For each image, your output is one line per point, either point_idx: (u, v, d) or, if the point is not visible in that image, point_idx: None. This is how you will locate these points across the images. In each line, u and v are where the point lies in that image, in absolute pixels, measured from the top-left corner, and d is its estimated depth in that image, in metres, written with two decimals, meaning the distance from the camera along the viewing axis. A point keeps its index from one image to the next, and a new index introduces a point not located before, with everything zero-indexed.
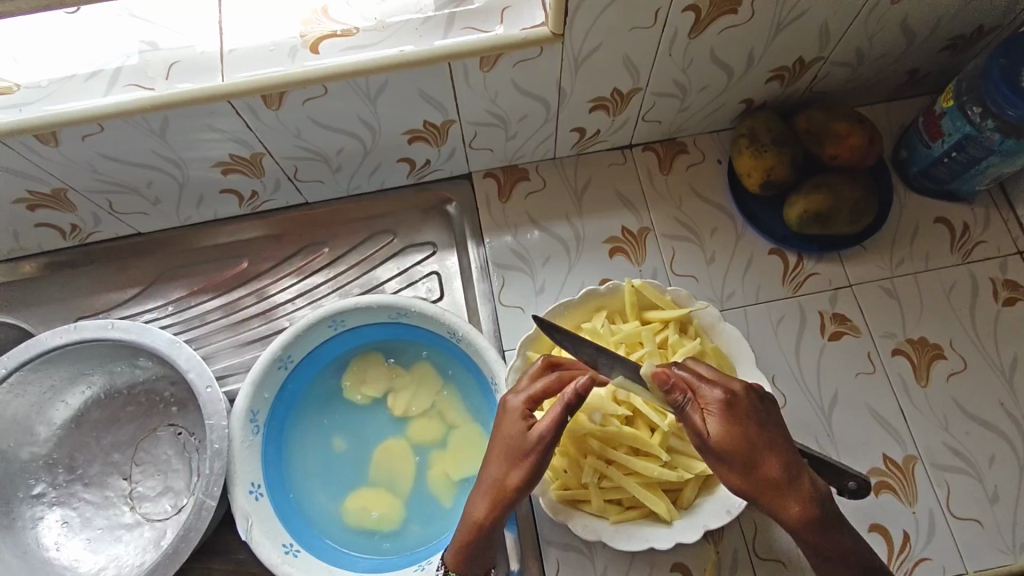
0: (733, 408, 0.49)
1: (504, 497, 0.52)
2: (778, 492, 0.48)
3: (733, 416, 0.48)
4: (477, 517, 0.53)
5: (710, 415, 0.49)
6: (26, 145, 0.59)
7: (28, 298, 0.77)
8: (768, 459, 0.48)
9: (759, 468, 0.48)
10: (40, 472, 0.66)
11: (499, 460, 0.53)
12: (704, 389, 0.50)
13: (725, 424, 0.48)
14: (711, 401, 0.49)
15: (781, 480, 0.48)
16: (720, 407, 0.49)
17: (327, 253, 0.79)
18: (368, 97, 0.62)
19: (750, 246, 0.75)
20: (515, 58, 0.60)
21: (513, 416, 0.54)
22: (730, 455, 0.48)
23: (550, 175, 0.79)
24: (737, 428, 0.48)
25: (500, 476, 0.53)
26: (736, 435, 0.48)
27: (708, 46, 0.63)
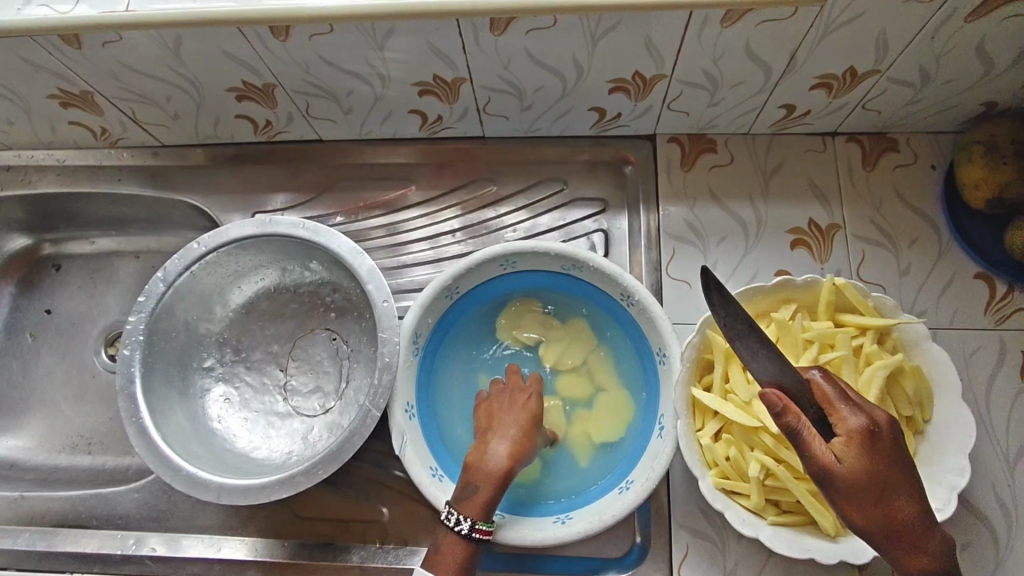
0: (874, 440, 0.46)
1: (524, 445, 0.56)
2: (903, 535, 0.45)
3: (872, 449, 0.45)
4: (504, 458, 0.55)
5: (845, 442, 0.45)
6: (259, 35, 0.60)
7: (211, 184, 0.81)
8: (899, 499, 0.45)
9: (887, 506, 0.45)
10: (211, 347, 0.71)
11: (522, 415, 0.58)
12: (846, 414, 0.47)
13: (861, 455, 0.45)
14: (851, 427, 0.46)
15: (908, 523, 0.45)
16: (860, 437, 0.45)
17: (493, 192, 0.78)
18: (592, 37, 0.59)
19: (954, 265, 0.68)
20: (763, 17, 0.55)
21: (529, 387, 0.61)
22: (859, 491, 0.44)
23: (739, 151, 0.74)
24: (872, 462, 0.45)
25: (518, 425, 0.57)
26: (870, 469, 0.45)
27: (980, 34, 0.56)
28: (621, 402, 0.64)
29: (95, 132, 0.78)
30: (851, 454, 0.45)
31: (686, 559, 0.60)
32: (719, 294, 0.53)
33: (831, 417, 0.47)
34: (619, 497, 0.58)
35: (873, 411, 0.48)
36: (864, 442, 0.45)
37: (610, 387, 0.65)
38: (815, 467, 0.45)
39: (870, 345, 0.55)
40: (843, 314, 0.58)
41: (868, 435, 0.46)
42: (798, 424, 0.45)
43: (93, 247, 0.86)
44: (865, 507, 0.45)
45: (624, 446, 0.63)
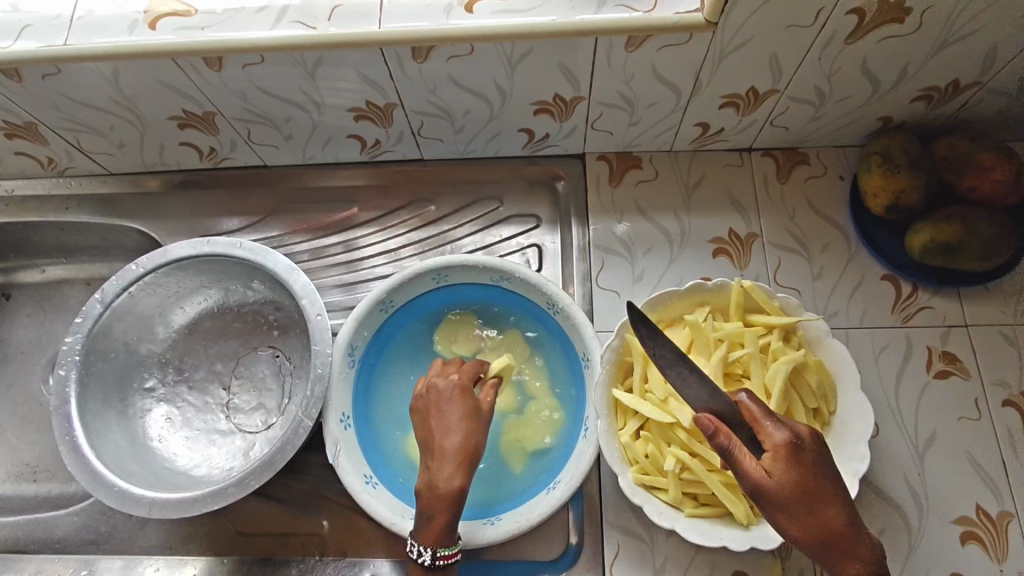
0: (800, 452, 0.47)
1: (473, 459, 0.56)
2: (838, 544, 0.45)
3: (797, 460, 0.47)
4: (456, 483, 0.54)
5: (772, 456, 0.47)
6: (193, 66, 0.63)
7: (158, 210, 0.83)
8: (829, 508, 0.46)
9: (819, 515, 0.46)
10: (153, 368, 0.73)
11: (470, 429, 0.57)
12: (770, 429, 0.48)
13: (788, 467, 0.46)
14: (774, 441, 0.48)
15: (839, 529, 0.46)
16: (785, 450, 0.47)
17: (432, 211, 0.81)
18: (509, 63, 0.63)
19: (862, 267, 0.72)
20: (662, 42, 0.60)
21: (453, 392, 0.59)
22: (787, 503, 0.45)
23: (663, 167, 0.79)
24: (798, 473, 0.46)
25: (463, 443, 0.56)
26: (797, 480, 0.46)
27: (862, 55, 0.61)
28: (551, 408, 0.67)
29: (42, 162, 0.80)
30: (777, 466, 0.46)
31: (617, 559, 0.62)
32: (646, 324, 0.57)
33: (759, 434, 0.49)
34: (548, 495, 0.60)
35: (797, 426, 0.50)
36: (788, 455, 0.47)
37: (541, 394, 0.68)
38: (746, 484, 0.47)
39: (776, 342, 0.59)
40: (753, 314, 0.62)
41: (792, 448, 0.47)
42: (728, 443, 0.47)
43: (43, 275, 0.87)
44: (799, 519, 0.46)
45: (554, 451, 0.65)
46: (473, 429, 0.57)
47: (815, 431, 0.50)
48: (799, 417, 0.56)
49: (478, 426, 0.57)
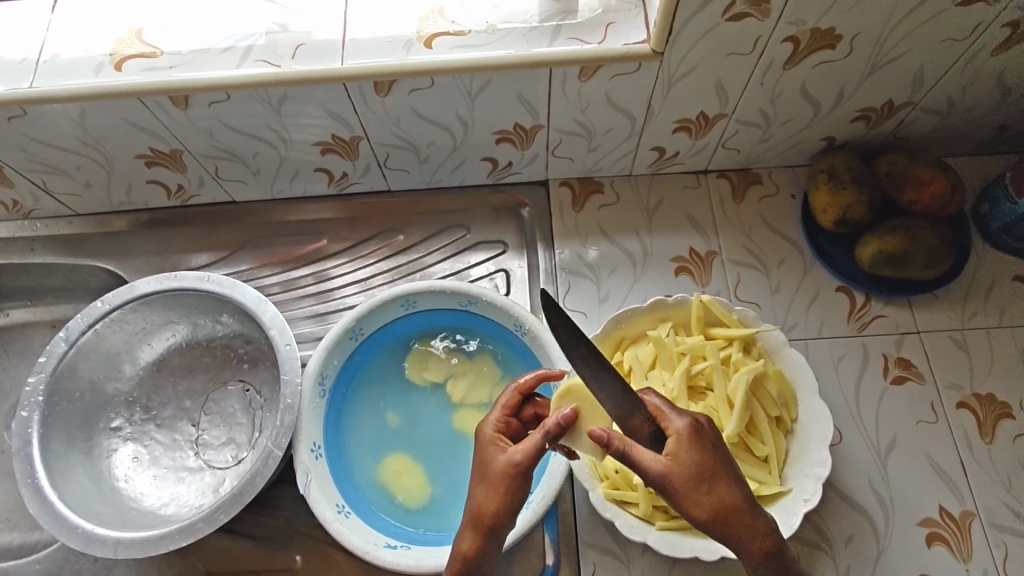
0: (703, 437, 0.45)
1: (484, 524, 0.48)
2: (743, 524, 0.44)
3: (699, 443, 0.45)
4: (463, 548, 0.49)
5: (675, 442, 0.45)
6: (160, 105, 0.64)
7: (126, 249, 0.83)
8: (730, 488, 0.44)
9: (722, 497, 0.44)
10: (120, 407, 0.72)
11: (484, 490, 0.49)
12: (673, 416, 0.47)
13: (689, 452, 0.45)
14: (676, 428, 0.46)
15: (742, 509, 0.44)
16: (685, 435, 0.46)
17: (401, 240, 0.83)
18: (469, 95, 0.66)
19: (817, 280, 0.75)
20: (613, 71, 0.63)
21: (486, 442, 0.52)
22: (689, 484, 0.44)
23: (624, 191, 0.81)
24: (700, 456, 0.44)
25: (478, 505, 0.49)
26: (701, 463, 0.44)
27: (800, 79, 0.65)
28: None
29: (7, 205, 0.80)
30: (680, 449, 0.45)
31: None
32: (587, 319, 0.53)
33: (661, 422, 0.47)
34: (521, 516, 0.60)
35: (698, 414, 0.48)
36: (691, 438, 0.45)
37: None
38: (648, 469, 0.44)
39: (736, 354, 0.61)
40: (713, 328, 0.64)
41: (693, 432, 0.46)
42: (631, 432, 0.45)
43: (7, 318, 0.86)
44: (700, 499, 0.44)
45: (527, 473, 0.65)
46: (491, 490, 0.49)
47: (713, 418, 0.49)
48: (762, 425, 0.58)
49: (493, 488, 0.49)
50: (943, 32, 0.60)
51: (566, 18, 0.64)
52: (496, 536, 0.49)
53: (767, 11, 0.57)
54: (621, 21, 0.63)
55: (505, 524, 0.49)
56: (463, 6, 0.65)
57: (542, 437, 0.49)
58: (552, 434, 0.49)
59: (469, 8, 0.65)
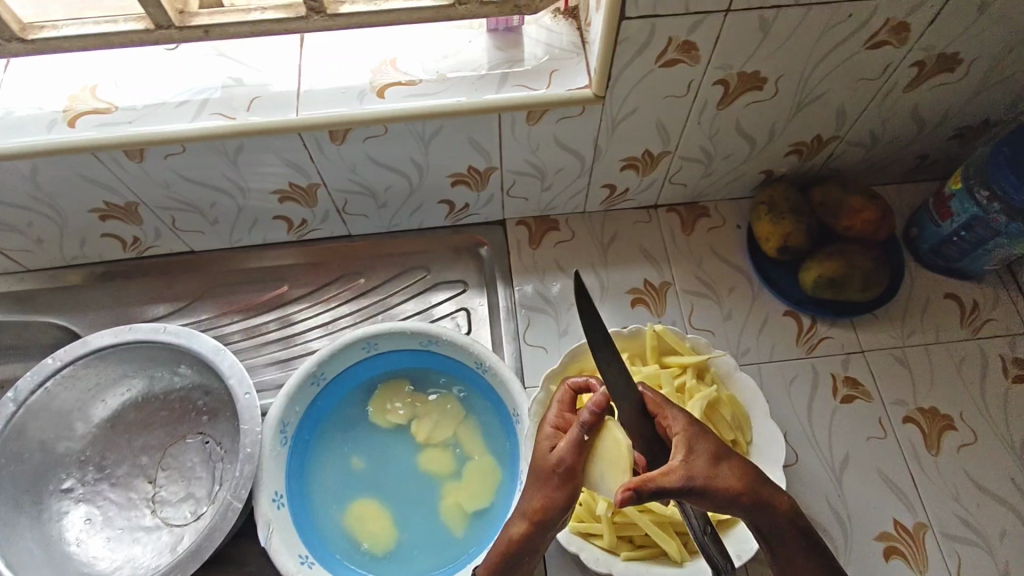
0: (702, 423, 0.48)
1: (540, 519, 0.49)
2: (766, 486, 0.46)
3: (701, 429, 0.47)
4: (513, 533, 0.51)
5: (685, 436, 0.46)
6: (114, 159, 0.65)
7: (80, 304, 0.82)
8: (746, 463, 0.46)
9: (745, 474, 0.45)
10: (71, 467, 0.70)
11: (534, 486, 0.50)
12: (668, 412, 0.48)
13: (700, 441, 0.46)
14: (678, 422, 0.47)
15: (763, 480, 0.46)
16: (690, 427, 0.47)
17: (362, 284, 0.84)
18: (423, 141, 0.68)
19: (766, 306, 0.78)
20: (559, 115, 0.66)
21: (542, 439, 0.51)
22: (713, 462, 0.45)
23: (579, 228, 0.84)
24: (711, 442, 0.46)
25: (530, 498, 0.50)
26: (715, 446, 0.46)
27: (734, 118, 0.70)
28: (487, 468, 0.68)
29: None
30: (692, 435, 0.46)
31: None
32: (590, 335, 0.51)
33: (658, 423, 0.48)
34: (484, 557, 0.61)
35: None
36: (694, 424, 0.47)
37: (477, 454, 0.69)
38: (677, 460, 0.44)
39: (690, 381, 0.63)
40: (668, 357, 0.66)
41: (693, 422, 0.47)
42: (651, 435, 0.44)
43: None
44: (728, 471, 0.45)
45: (493, 511, 0.66)
46: (542, 485, 0.49)
47: None
48: None
49: (540, 484, 0.49)
50: (859, 72, 0.65)
51: (512, 67, 0.67)
52: (548, 529, 0.49)
53: (696, 57, 0.61)
54: (564, 68, 0.67)
55: (556, 518, 0.49)
56: (413, 57, 0.68)
57: (580, 431, 0.48)
58: (589, 425, 0.48)
59: (420, 59, 0.68)
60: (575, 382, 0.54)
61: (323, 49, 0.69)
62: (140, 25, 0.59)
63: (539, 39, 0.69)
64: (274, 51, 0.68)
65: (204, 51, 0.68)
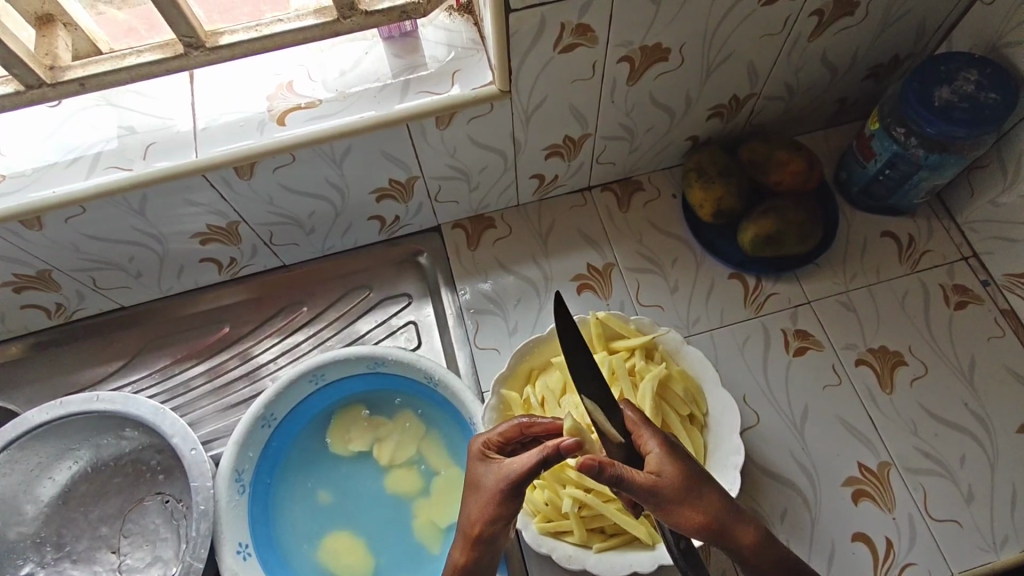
0: (674, 442, 0.48)
1: (477, 539, 0.49)
2: (727, 521, 0.47)
3: (678, 456, 0.47)
4: (457, 557, 0.51)
5: (659, 458, 0.47)
6: (13, 230, 0.62)
7: (13, 380, 0.79)
8: (712, 494, 0.47)
9: (710, 503, 0.46)
10: (28, 551, 0.67)
11: (476, 498, 0.50)
12: (642, 437, 0.48)
13: (674, 464, 0.46)
14: (654, 443, 0.48)
15: (728, 510, 0.47)
16: (662, 447, 0.47)
17: (306, 312, 0.81)
18: (334, 161, 0.66)
19: (710, 272, 0.78)
20: (468, 115, 0.65)
21: (476, 458, 0.52)
22: (680, 494, 0.45)
23: (515, 221, 0.83)
24: (684, 468, 0.46)
25: (468, 517, 0.50)
26: (685, 475, 0.46)
27: (647, 91, 0.69)
28: (455, 479, 0.67)
29: None
30: (666, 464, 0.46)
31: None
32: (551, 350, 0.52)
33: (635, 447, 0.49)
34: None
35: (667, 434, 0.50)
36: (667, 453, 0.47)
37: (442, 467, 0.68)
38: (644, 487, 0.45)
39: (639, 362, 0.62)
40: (614, 342, 0.65)
41: (668, 445, 0.48)
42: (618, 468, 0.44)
43: None
44: (691, 506, 0.45)
45: None
46: (481, 501, 0.49)
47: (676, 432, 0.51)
48: (675, 426, 0.60)
49: (481, 502, 0.49)
50: (760, 29, 0.64)
51: (414, 72, 0.65)
52: (488, 549, 0.50)
53: (594, 38, 0.60)
54: (467, 67, 0.65)
55: (496, 532, 0.49)
56: (310, 78, 0.66)
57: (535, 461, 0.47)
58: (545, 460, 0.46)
59: (317, 79, 0.66)
60: (523, 420, 0.53)
61: (217, 81, 0.66)
62: (12, 88, 0.57)
63: (438, 41, 0.67)
64: (166, 92, 0.65)
65: (92, 102, 0.65)
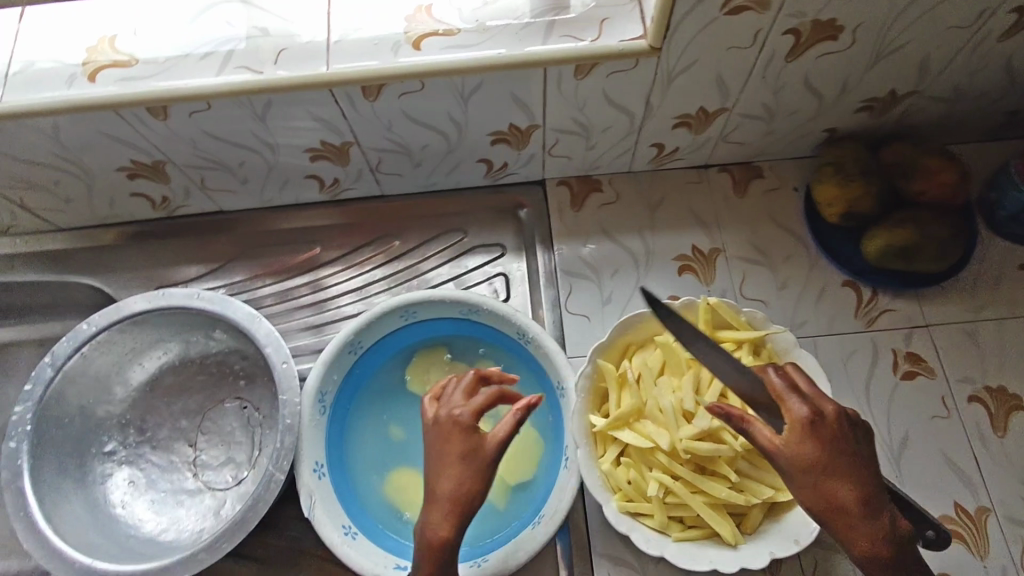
0: (822, 421, 0.47)
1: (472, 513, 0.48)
2: (847, 517, 0.46)
3: (817, 437, 0.46)
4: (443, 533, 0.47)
5: (794, 432, 0.47)
6: (139, 117, 0.62)
7: (110, 263, 0.80)
8: (848, 486, 0.46)
9: (836, 492, 0.46)
10: (112, 430, 0.69)
11: (492, 471, 0.48)
12: (790, 403, 0.48)
13: (809, 442, 0.46)
14: (798, 417, 0.47)
15: (856, 505, 0.46)
16: (806, 427, 0.47)
17: (397, 246, 0.80)
18: (462, 95, 0.63)
19: (824, 275, 0.73)
20: (609, 68, 0.61)
21: (457, 427, 0.49)
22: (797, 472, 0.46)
23: (624, 188, 0.79)
24: (819, 451, 0.46)
25: (464, 489, 0.47)
26: (818, 458, 0.46)
27: (803, 71, 0.63)
28: (529, 439, 0.66)
29: None
30: (797, 441, 0.47)
31: None
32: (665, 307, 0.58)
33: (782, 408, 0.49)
34: (532, 532, 0.59)
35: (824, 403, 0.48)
36: (806, 431, 0.47)
37: None
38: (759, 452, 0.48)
39: (747, 357, 0.59)
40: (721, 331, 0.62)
41: (813, 424, 0.47)
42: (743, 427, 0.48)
43: None
44: (809, 487, 0.46)
45: (536, 482, 0.65)
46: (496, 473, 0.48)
47: (845, 409, 0.48)
48: None
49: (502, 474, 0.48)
50: (949, 18, 0.58)
51: (559, 14, 0.61)
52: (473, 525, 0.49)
53: (765, 3, 0.55)
54: (617, 16, 0.61)
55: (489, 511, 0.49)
56: (450, 4, 0.63)
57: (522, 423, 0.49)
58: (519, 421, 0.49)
59: (456, 6, 0.63)
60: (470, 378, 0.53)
61: None
62: None
63: None
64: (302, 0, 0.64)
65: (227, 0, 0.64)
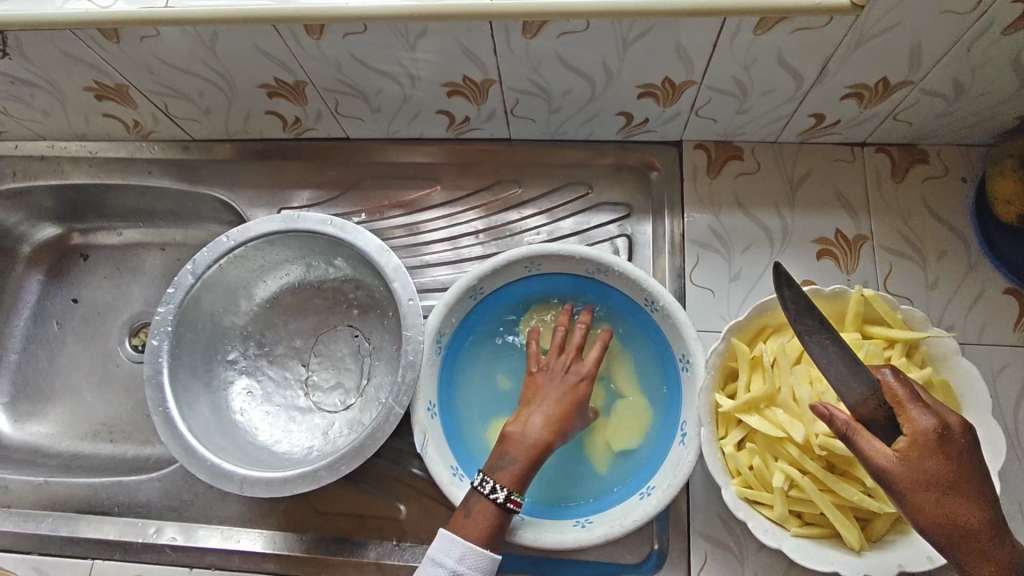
0: (949, 433, 0.43)
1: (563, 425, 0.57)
2: (973, 544, 0.41)
3: (944, 451, 0.43)
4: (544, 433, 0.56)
5: (912, 444, 0.43)
6: (294, 33, 0.61)
7: (236, 178, 0.82)
8: (975, 509, 0.42)
9: (959, 514, 0.42)
10: (235, 341, 0.72)
11: (571, 388, 0.59)
12: (913, 413, 0.44)
13: (934, 456, 0.42)
14: (921, 428, 0.43)
15: (985, 532, 0.41)
16: (931, 437, 0.43)
17: (518, 194, 0.78)
18: (624, 41, 0.59)
19: (983, 279, 0.67)
20: (797, 24, 0.55)
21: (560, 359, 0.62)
22: (915, 490, 0.42)
23: (766, 158, 0.74)
24: (944, 468, 0.42)
25: (560, 404, 0.58)
26: (942, 475, 0.42)
27: (1017, 47, 0.56)
28: (639, 408, 0.65)
29: (128, 125, 0.79)
30: (917, 455, 0.43)
31: (705, 568, 0.61)
32: (791, 288, 0.52)
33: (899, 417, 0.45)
34: (641, 503, 0.59)
35: (945, 414, 0.45)
36: (931, 445, 0.43)
37: (629, 391, 0.65)
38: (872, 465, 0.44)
39: (899, 358, 0.55)
40: (871, 326, 0.57)
41: (939, 437, 0.43)
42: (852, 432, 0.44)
43: (120, 237, 0.87)
44: (930, 507, 0.42)
45: (644, 451, 0.63)
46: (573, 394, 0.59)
47: (970, 423, 0.45)
48: None
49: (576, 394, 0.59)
50: None
51: None
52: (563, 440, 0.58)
53: None
54: None
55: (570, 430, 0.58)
56: None
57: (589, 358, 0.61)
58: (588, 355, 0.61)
59: None
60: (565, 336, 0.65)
61: None
62: None
63: None
64: None
65: None
